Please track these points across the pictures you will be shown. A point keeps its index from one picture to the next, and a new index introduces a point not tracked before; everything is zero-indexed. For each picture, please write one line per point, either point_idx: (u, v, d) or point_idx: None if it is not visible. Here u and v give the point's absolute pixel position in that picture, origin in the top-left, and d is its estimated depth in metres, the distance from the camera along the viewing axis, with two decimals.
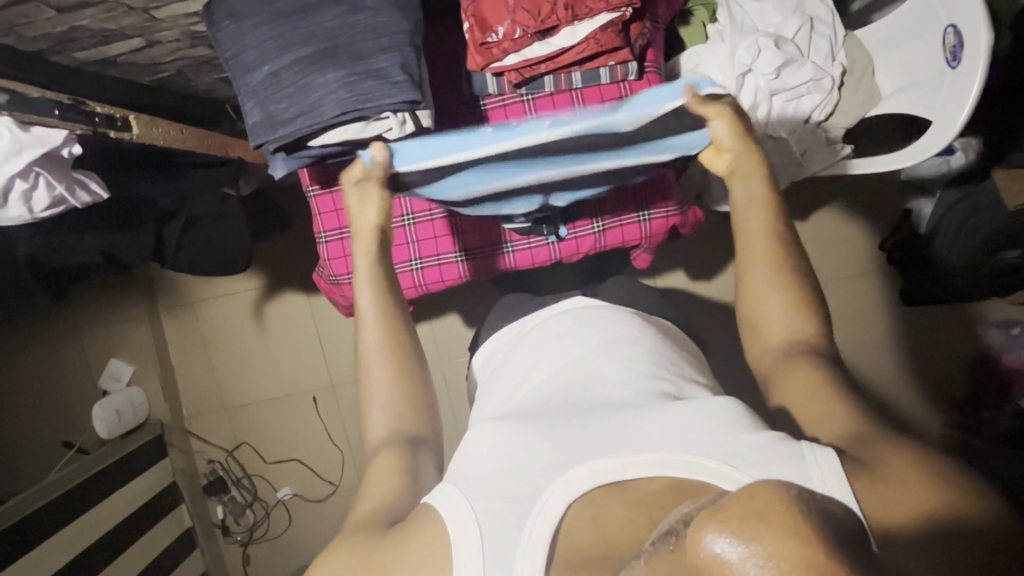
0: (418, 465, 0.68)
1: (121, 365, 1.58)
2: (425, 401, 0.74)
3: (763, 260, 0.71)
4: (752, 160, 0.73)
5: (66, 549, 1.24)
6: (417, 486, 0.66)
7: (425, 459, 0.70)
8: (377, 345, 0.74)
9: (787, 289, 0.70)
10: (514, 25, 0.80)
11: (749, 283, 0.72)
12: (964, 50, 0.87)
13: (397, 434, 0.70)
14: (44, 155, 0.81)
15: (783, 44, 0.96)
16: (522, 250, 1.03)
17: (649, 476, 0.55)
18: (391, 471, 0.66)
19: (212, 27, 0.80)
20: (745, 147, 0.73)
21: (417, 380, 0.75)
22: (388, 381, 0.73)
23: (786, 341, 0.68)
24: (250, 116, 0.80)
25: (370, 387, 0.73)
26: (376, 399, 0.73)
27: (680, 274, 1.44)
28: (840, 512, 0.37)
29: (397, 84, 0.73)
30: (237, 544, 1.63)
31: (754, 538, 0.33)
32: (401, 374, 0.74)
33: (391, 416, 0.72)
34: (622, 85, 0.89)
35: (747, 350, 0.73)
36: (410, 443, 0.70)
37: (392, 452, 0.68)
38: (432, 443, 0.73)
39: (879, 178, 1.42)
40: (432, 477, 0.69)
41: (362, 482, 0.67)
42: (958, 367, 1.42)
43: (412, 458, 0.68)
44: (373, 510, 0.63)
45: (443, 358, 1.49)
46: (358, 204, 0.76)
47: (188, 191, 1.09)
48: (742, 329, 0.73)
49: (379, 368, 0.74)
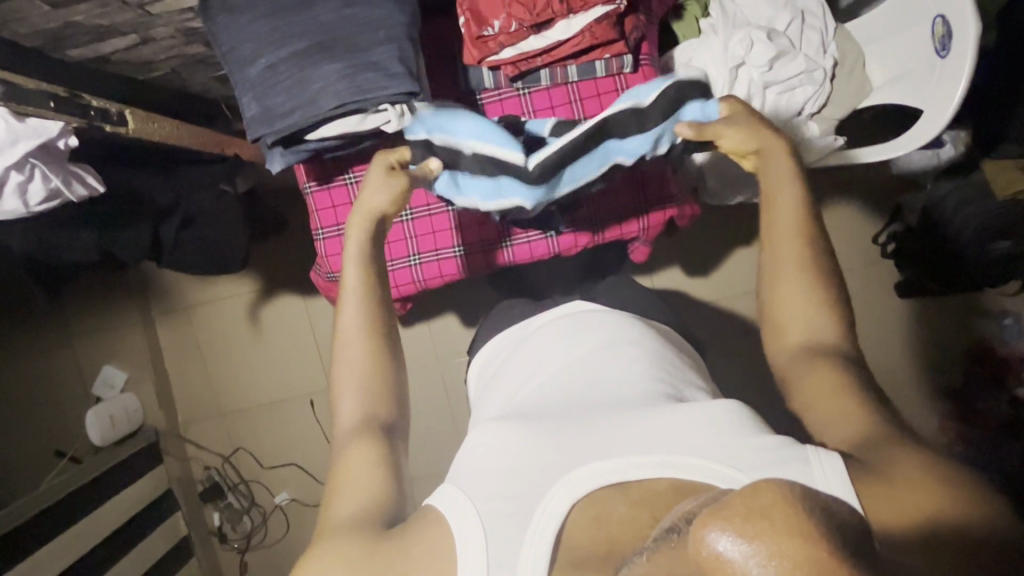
0: (397, 452, 0.66)
1: (114, 372, 1.58)
2: (396, 383, 0.72)
3: (792, 260, 0.70)
4: (777, 158, 0.73)
5: (59, 557, 1.22)
6: (402, 485, 0.64)
7: (400, 447, 0.68)
8: (355, 329, 0.72)
9: (801, 284, 0.69)
10: (511, 18, 0.80)
11: (771, 289, 0.70)
12: (952, 42, 0.88)
13: (371, 421, 0.68)
14: (41, 146, 0.81)
15: (774, 37, 0.97)
16: (521, 243, 1.03)
17: (653, 476, 0.55)
18: (372, 463, 0.64)
19: (208, 21, 0.79)
20: (767, 141, 0.74)
21: (393, 370, 0.72)
22: (363, 364, 0.71)
23: (791, 338, 0.68)
24: (248, 109, 0.79)
25: (342, 374, 0.71)
26: (347, 387, 0.70)
27: (675, 272, 1.44)
28: (845, 508, 0.36)
29: (395, 76, 0.74)
30: (234, 551, 1.60)
31: (756, 536, 0.33)
32: (379, 359, 0.71)
33: (362, 403, 0.69)
34: (618, 78, 0.90)
35: (765, 349, 0.71)
36: (381, 431, 0.68)
37: (370, 439, 0.66)
38: (403, 427, 0.71)
39: (872, 172, 1.43)
40: (407, 463, 0.68)
41: (338, 471, 0.64)
42: (954, 360, 1.43)
43: (388, 445, 0.66)
44: (356, 502, 0.61)
45: (442, 360, 1.49)
46: (378, 185, 0.74)
47: (184, 186, 1.08)
48: (765, 331, 0.71)
49: (353, 352, 0.71)
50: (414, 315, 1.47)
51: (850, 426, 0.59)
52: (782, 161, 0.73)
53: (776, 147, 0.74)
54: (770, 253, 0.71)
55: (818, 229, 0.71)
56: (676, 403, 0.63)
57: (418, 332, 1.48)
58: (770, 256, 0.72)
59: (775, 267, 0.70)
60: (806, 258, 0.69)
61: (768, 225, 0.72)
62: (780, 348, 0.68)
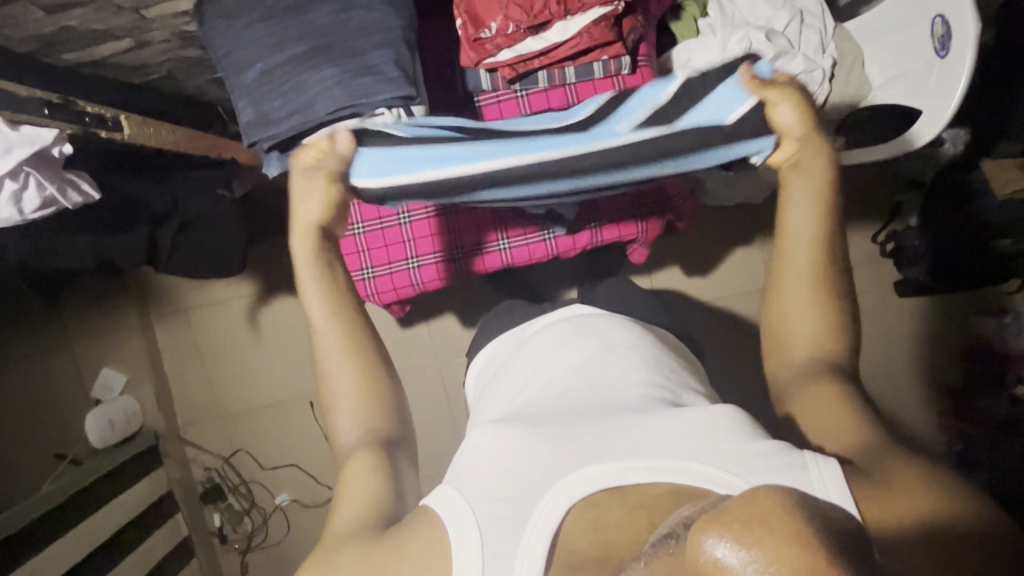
0: (399, 464, 0.66)
1: (114, 374, 1.57)
2: (390, 398, 0.71)
3: (796, 266, 0.67)
4: (814, 153, 0.66)
5: (59, 559, 1.22)
6: (401, 493, 0.64)
7: (403, 464, 0.67)
8: (336, 347, 0.70)
9: (805, 286, 0.67)
10: (508, 20, 0.80)
11: (776, 294, 0.69)
12: (951, 41, 0.87)
13: (371, 436, 0.67)
14: (33, 154, 0.79)
15: (773, 37, 0.96)
16: (518, 246, 1.02)
17: (650, 481, 0.54)
18: (370, 473, 0.63)
19: (204, 26, 0.79)
20: (810, 136, 0.66)
21: (387, 391, 0.71)
22: (353, 381, 0.69)
23: (798, 345, 0.67)
24: (244, 115, 0.80)
25: (333, 392, 0.70)
26: (341, 405, 0.69)
27: (674, 272, 1.44)
28: (843, 515, 0.36)
29: (391, 81, 0.73)
30: (235, 552, 1.60)
31: (755, 543, 0.33)
32: (369, 375, 0.70)
33: (358, 419, 0.68)
34: (616, 80, 0.89)
35: (765, 361, 0.71)
36: (384, 445, 0.67)
37: (369, 453, 0.65)
38: (407, 445, 0.70)
39: (870, 171, 1.43)
40: (411, 477, 0.67)
41: (339, 486, 0.64)
42: (953, 358, 1.43)
43: (390, 461, 0.65)
44: (356, 511, 0.61)
45: (441, 361, 1.48)
46: (304, 194, 0.69)
47: (180, 192, 1.08)
48: (764, 340, 0.70)
49: (341, 371, 0.69)
50: (413, 316, 1.47)
51: (853, 431, 0.59)
52: (820, 161, 0.67)
53: (813, 138, 0.66)
54: (782, 258, 0.68)
55: (839, 236, 0.68)
56: (675, 408, 0.63)
57: (417, 333, 1.48)
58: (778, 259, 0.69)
59: (782, 270, 0.68)
60: (817, 261, 0.67)
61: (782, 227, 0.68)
62: (784, 351, 0.68)
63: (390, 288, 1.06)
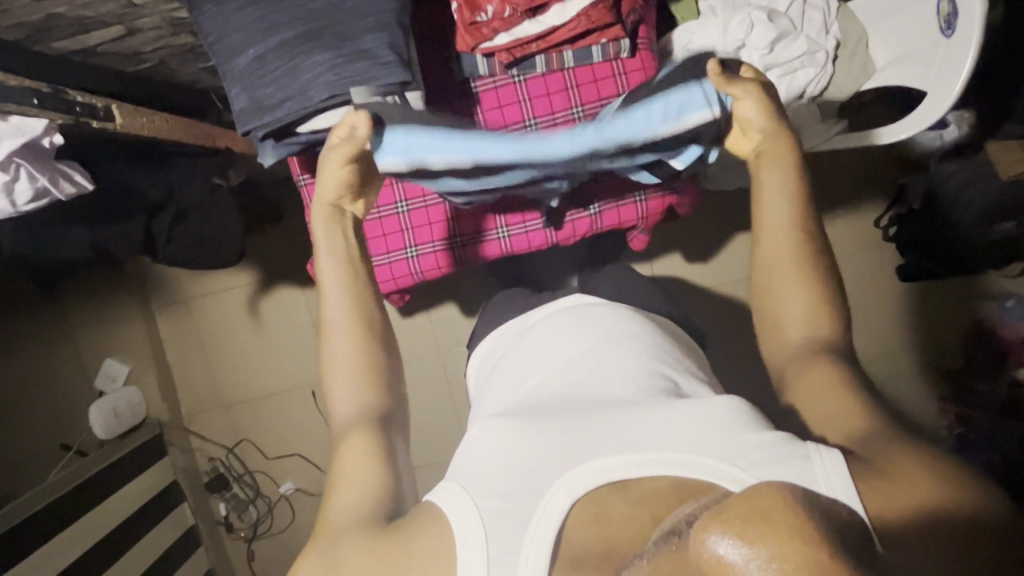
0: (395, 443, 0.65)
1: (116, 364, 1.57)
2: (386, 375, 0.70)
3: (789, 254, 0.66)
4: (779, 139, 0.70)
5: (64, 551, 1.23)
6: (398, 482, 0.63)
7: (399, 439, 0.66)
8: (341, 314, 0.70)
9: (796, 275, 0.66)
10: (503, 4, 0.82)
11: (768, 286, 0.68)
12: (958, 19, 0.85)
13: (365, 412, 0.66)
14: (24, 145, 0.81)
15: (776, 18, 0.94)
16: (517, 233, 1.01)
17: (653, 475, 0.54)
18: (368, 455, 0.63)
19: (194, 11, 0.78)
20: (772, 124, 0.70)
21: (384, 363, 0.70)
22: (353, 350, 0.69)
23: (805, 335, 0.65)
24: (237, 103, 0.79)
25: (331, 359, 0.69)
26: (336, 375, 0.68)
27: (676, 257, 1.43)
28: (844, 511, 0.36)
29: (386, 65, 0.72)
30: (242, 540, 1.62)
31: (757, 540, 0.32)
32: (368, 344, 0.70)
33: (352, 395, 0.67)
34: (614, 63, 0.90)
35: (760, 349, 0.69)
36: (376, 421, 0.66)
37: (365, 430, 0.64)
38: (402, 421, 0.69)
39: (873, 154, 1.41)
40: (405, 454, 0.67)
41: (335, 467, 0.63)
42: (955, 342, 1.42)
43: (386, 438, 0.65)
44: (353, 503, 0.60)
45: (442, 349, 1.48)
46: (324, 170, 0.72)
47: (176, 181, 1.07)
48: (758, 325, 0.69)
49: (340, 342, 0.69)
50: (413, 306, 1.47)
51: (855, 420, 0.58)
52: (785, 149, 0.69)
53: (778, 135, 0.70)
54: (771, 241, 0.68)
55: (818, 225, 0.68)
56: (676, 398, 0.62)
57: (418, 323, 1.47)
58: (767, 248, 0.68)
59: (775, 260, 0.67)
60: (807, 247, 0.67)
61: (761, 211, 0.69)
62: (781, 336, 0.66)
63: (388, 278, 1.05)
